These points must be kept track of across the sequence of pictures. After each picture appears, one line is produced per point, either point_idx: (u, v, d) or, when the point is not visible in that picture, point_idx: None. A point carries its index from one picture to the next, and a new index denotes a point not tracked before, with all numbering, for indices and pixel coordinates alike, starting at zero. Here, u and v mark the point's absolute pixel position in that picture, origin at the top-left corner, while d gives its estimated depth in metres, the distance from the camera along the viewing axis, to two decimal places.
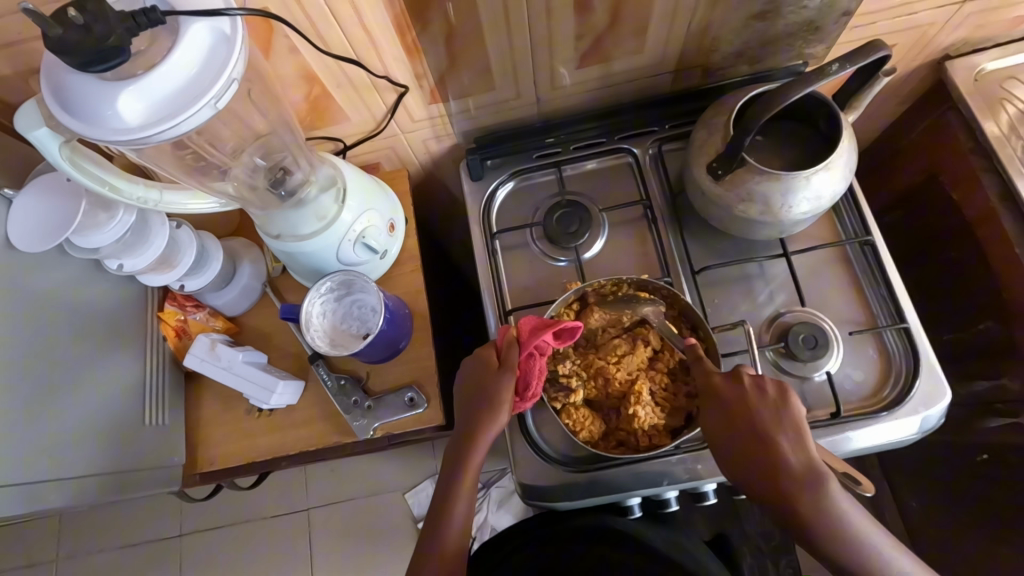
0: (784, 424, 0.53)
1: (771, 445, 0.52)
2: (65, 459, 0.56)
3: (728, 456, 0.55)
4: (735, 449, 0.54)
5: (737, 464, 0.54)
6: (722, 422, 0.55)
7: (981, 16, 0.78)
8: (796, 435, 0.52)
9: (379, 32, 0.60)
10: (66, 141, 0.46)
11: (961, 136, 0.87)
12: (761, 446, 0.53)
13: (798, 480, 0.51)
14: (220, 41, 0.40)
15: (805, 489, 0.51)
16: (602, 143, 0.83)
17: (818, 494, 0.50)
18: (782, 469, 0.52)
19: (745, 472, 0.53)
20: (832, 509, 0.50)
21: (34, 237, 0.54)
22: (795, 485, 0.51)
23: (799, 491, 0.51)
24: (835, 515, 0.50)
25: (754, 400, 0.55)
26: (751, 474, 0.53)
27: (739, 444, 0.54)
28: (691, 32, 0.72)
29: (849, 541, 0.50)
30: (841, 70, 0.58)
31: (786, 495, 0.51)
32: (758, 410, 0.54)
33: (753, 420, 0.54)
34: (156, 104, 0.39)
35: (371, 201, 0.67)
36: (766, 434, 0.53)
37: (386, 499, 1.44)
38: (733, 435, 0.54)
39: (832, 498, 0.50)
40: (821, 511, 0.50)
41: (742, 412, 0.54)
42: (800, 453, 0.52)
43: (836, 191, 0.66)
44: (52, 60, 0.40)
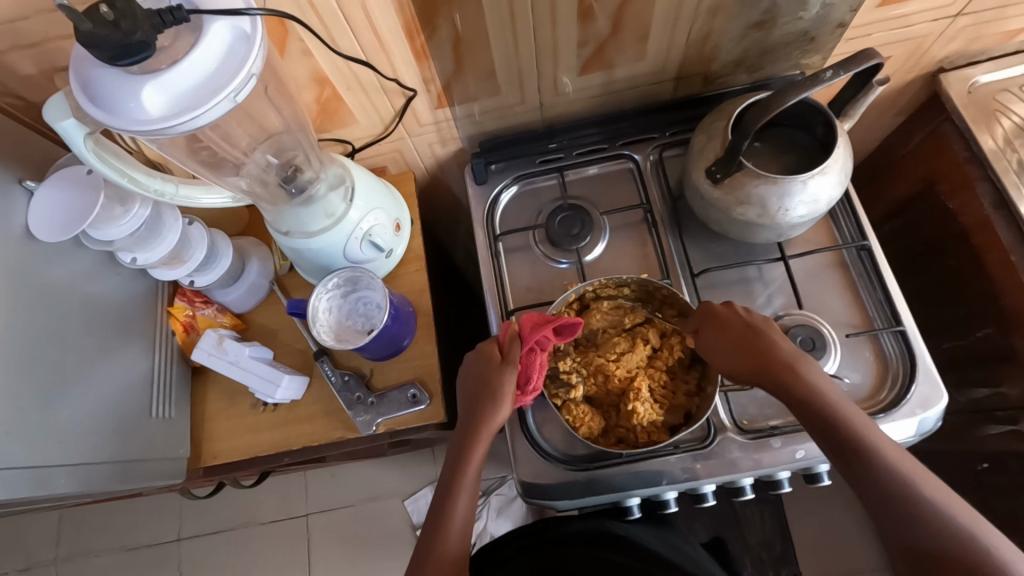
0: (769, 323, 0.64)
1: (762, 333, 0.63)
2: (75, 445, 0.57)
3: (723, 352, 0.63)
4: (732, 338, 0.63)
5: (730, 354, 0.63)
6: (717, 325, 0.65)
7: (974, 29, 0.80)
8: (780, 332, 0.64)
9: (390, 36, 0.63)
10: (90, 133, 0.48)
11: (957, 145, 0.89)
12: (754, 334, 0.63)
13: (787, 357, 0.60)
14: (240, 39, 0.42)
15: (792, 363, 0.60)
16: (604, 148, 0.85)
17: (805, 367, 0.60)
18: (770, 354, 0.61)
19: (742, 358, 0.62)
20: (818, 380, 0.59)
21: (53, 227, 0.55)
22: (784, 361, 0.60)
23: (790, 366, 0.60)
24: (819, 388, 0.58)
25: (744, 308, 0.66)
26: (746, 360, 0.62)
27: (734, 334, 0.63)
28: (691, 42, 0.74)
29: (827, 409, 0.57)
30: (836, 77, 0.59)
31: (779, 368, 0.60)
32: (748, 313, 0.65)
33: (746, 317, 0.64)
34: (179, 96, 0.41)
35: (378, 200, 0.69)
36: (756, 326, 0.63)
37: (385, 505, 1.44)
38: (729, 327, 0.63)
39: (814, 373, 0.59)
40: (810, 381, 0.59)
41: (736, 310, 0.65)
42: (784, 343, 0.62)
43: (832, 195, 0.68)
44: (81, 54, 0.42)
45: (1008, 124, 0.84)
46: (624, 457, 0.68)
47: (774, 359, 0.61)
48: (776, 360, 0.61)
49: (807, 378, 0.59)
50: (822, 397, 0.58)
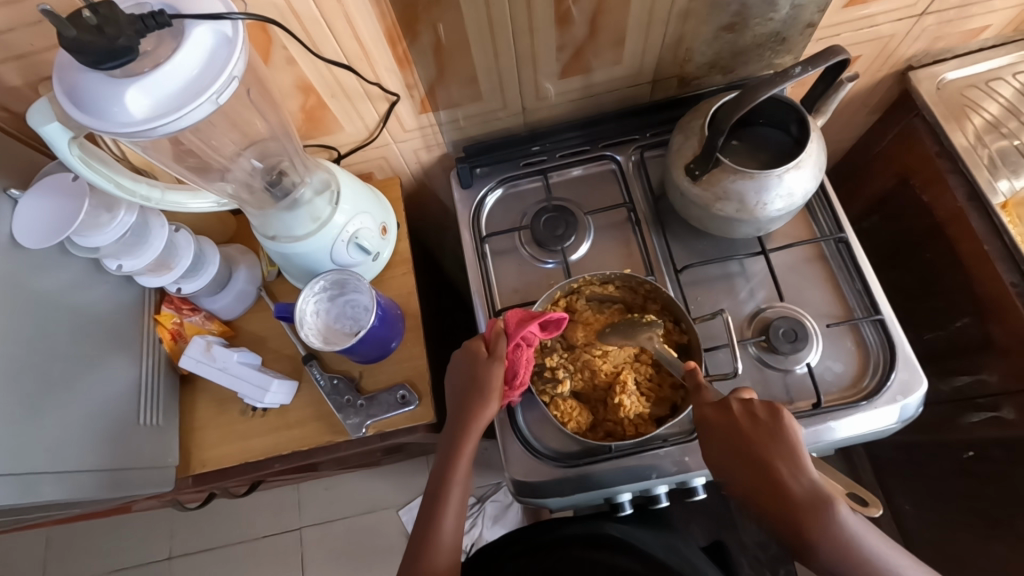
0: (782, 453, 0.53)
1: (777, 477, 0.52)
2: (62, 454, 0.57)
3: (736, 487, 0.55)
4: (742, 479, 0.54)
5: (743, 489, 0.54)
6: (721, 449, 0.55)
7: (939, 28, 0.83)
8: (798, 463, 0.52)
9: (371, 42, 0.64)
10: (74, 137, 0.48)
11: (928, 141, 0.92)
12: (768, 479, 0.52)
13: (810, 513, 0.50)
14: (222, 43, 0.43)
15: (819, 518, 0.50)
16: (587, 150, 0.87)
17: (836, 525, 0.49)
18: (788, 500, 0.51)
19: (756, 502, 0.53)
20: (849, 539, 0.49)
21: (38, 234, 0.55)
22: (809, 519, 0.50)
23: (818, 526, 0.50)
24: (850, 543, 0.49)
25: (749, 427, 0.55)
26: (762, 507, 0.52)
27: (744, 479, 0.53)
28: (667, 45, 0.77)
29: (862, 568, 0.49)
30: (804, 73, 0.61)
31: (804, 531, 0.50)
32: (754, 439, 0.54)
33: (757, 448, 0.54)
34: (162, 99, 0.41)
35: (364, 204, 0.70)
36: (769, 462, 0.53)
37: (380, 516, 1.43)
38: (738, 467, 0.54)
39: (844, 529, 0.49)
40: (840, 544, 0.49)
41: (738, 443, 0.54)
42: (802, 478, 0.52)
43: (807, 189, 0.70)
44: (65, 61, 0.43)
45: (979, 120, 0.87)
46: (614, 453, 0.68)
47: (798, 516, 0.50)
48: (798, 518, 0.50)
49: (838, 541, 0.49)
50: (856, 560, 0.49)
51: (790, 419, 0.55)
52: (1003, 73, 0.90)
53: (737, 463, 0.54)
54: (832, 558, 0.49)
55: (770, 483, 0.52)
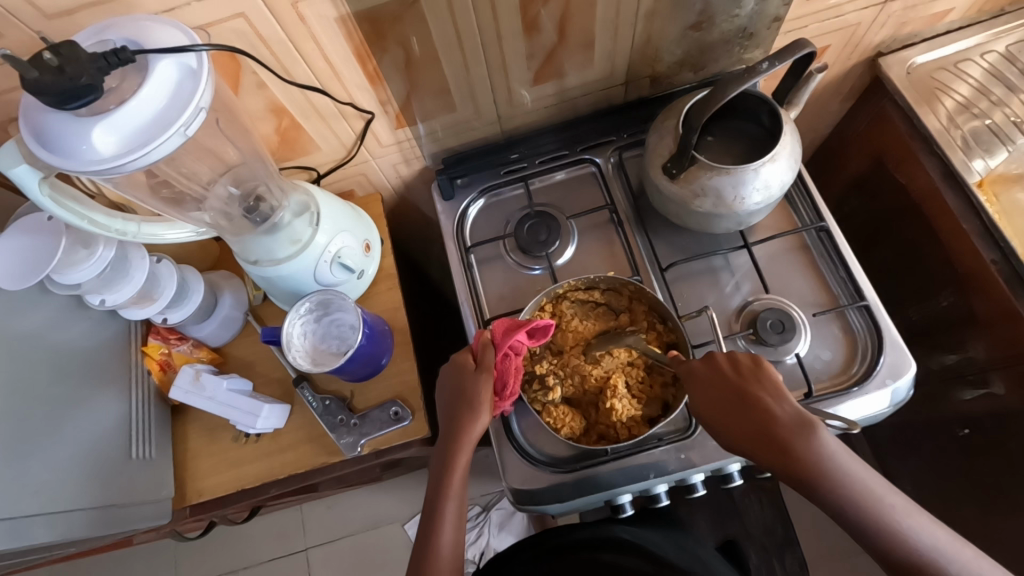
0: (764, 390, 0.57)
1: (760, 408, 0.56)
2: (51, 495, 0.56)
3: (726, 431, 0.57)
4: (732, 420, 0.57)
5: (733, 432, 0.57)
6: (707, 397, 0.58)
7: (903, 14, 0.85)
8: (779, 397, 0.56)
9: (341, 62, 0.64)
10: (44, 177, 0.48)
11: (902, 124, 0.93)
12: (755, 414, 0.56)
13: (795, 436, 0.54)
14: (187, 75, 0.43)
15: (803, 439, 0.53)
16: (565, 155, 0.88)
17: (822, 447, 0.53)
18: (777, 428, 0.55)
19: (752, 440, 0.55)
20: (839, 463, 0.52)
21: (15, 275, 0.55)
22: (796, 442, 0.53)
23: (805, 446, 0.53)
24: (834, 464, 0.52)
25: (732, 371, 0.59)
26: (756, 443, 0.55)
27: (734, 417, 0.57)
28: (636, 47, 0.77)
29: (844, 487, 0.52)
30: (771, 68, 0.62)
31: (794, 454, 0.53)
32: (739, 381, 0.58)
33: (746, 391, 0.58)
34: (128, 134, 0.41)
35: (344, 223, 0.70)
36: (751, 395, 0.57)
37: (385, 531, 1.42)
38: (725, 408, 0.57)
39: (830, 452, 0.53)
40: (829, 469, 0.52)
41: (725, 385, 0.58)
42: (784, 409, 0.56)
43: (784, 180, 0.70)
44: (30, 102, 0.43)
45: (949, 101, 0.88)
46: (610, 455, 0.68)
47: (785, 440, 0.54)
48: (787, 442, 0.54)
49: (830, 467, 0.52)
50: (847, 484, 0.52)
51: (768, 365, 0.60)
52: (971, 53, 0.91)
53: (724, 401, 0.58)
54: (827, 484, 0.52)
55: (755, 414, 0.56)
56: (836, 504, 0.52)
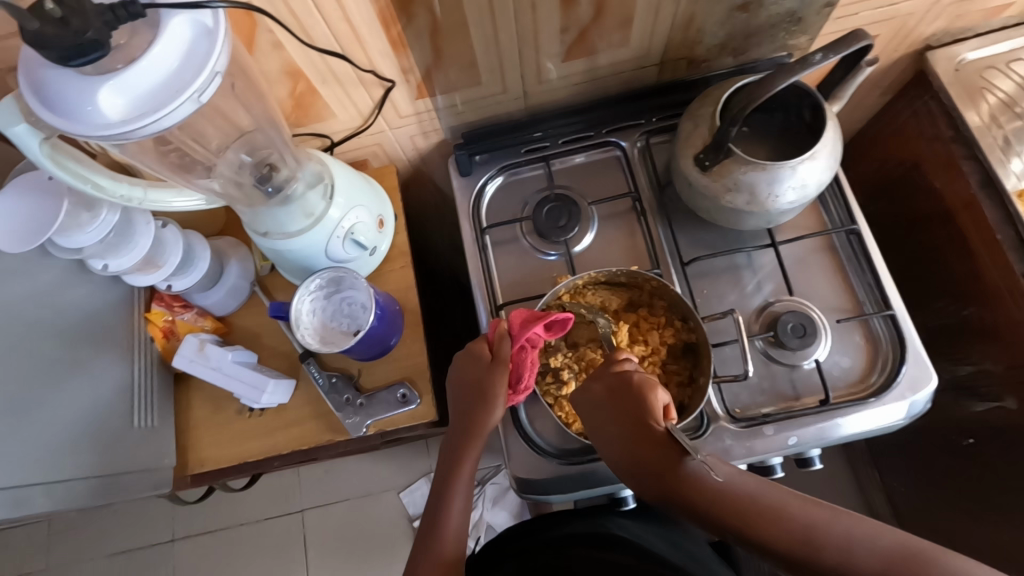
0: (637, 413, 0.56)
1: (641, 443, 0.54)
2: (50, 464, 0.55)
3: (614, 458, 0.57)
4: (614, 446, 0.56)
5: (617, 457, 0.56)
6: (597, 423, 0.58)
7: (960, 7, 0.79)
8: (650, 421, 0.55)
9: (364, 25, 0.60)
10: (47, 138, 0.45)
11: (942, 125, 0.89)
12: (629, 440, 0.55)
13: (670, 472, 0.52)
14: (202, 35, 0.40)
15: (673, 469, 0.52)
16: (590, 136, 0.84)
17: (698, 478, 0.51)
18: (647, 452, 0.54)
19: (629, 467, 0.55)
20: (727, 494, 0.49)
21: (16, 237, 0.52)
22: (664, 469, 0.52)
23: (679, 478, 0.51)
24: (703, 484, 0.50)
25: (611, 395, 0.58)
26: (633, 470, 0.55)
27: (616, 442, 0.56)
28: (676, 26, 0.72)
29: (712, 509, 0.49)
30: (825, 60, 0.57)
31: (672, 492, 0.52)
32: (616, 406, 0.57)
33: (621, 415, 0.57)
34: (138, 98, 0.38)
35: (359, 198, 0.67)
36: (625, 430, 0.56)
37: (380, 498, 1.44)
38: (608, 434, 0.57)
39: (703, 477, 0.51)
40: (714, 500, 0.49)
41: (607, 411, 0.58)
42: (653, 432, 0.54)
43: (821, 179, 0.67)
44: (30, 54, 0.39)
45: (993, 100, 0.84)
46: None
47: (665, 482, 0.52)
48: (660, 477, 0.53)
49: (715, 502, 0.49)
50: (740, 517, 0.48)
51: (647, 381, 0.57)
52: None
53: (610, 440, 0.57)
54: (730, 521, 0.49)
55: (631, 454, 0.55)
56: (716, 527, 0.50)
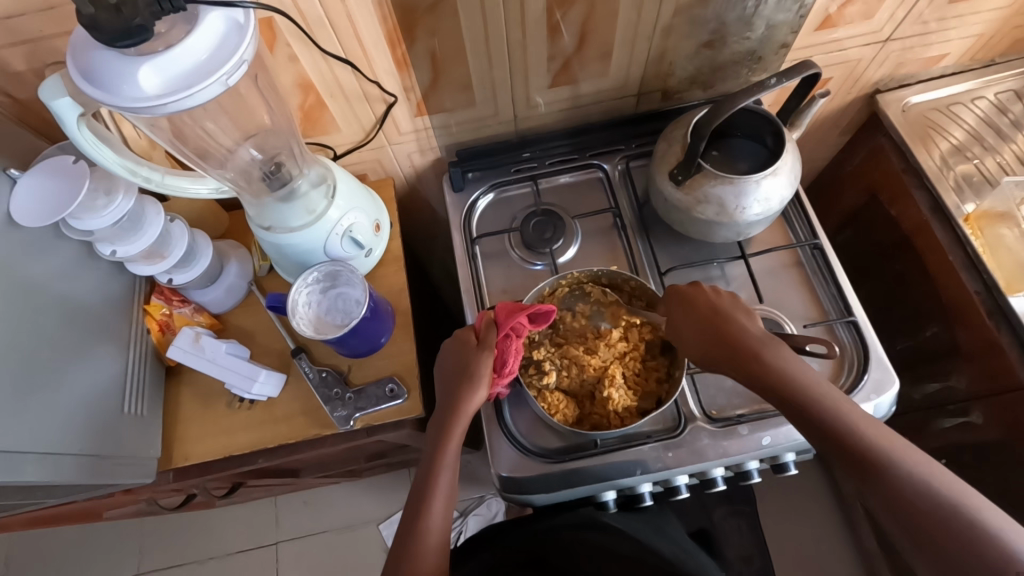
0: (739, 310, 0.63)
1: (733, 326, 0.61)
2: (43, 437, 0.56)
3: (696, 344, 0.63)
4: (699, 328, 0.63)
5: (702, 341, 0.62)
6: (682, 312, 0.65)
7: (901, 55, 0.90)
8: (749, 315, 0.62)
9: (372, 43, 0.67)
10: (83, 115, 0.49)
11: (895, 158, 0.97)
12: (719, 324, 0.62)
13: (769, 347, 0.59)
14: (233, 29, 0.45)
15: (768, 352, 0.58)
16: (575, 159, 0.91)
17: (791, 363, 0.57)
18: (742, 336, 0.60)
19: (712, 346, 0.61)
20: (805, 377, 0.56)
21: (39, 214, 0.56)
22: (758, 351, 0.59)
23: (805, 392, 0.55)
24: (790, 368, 0.57)
25: (712, 294, 0.65)
26: (717, 347, 0.61)
27: (705, 324, 0.63)
28: (651, 59, 0.81)
29: (793, 383, 0.56)
30: (779, 84, 0.65)
31: (789, 397, 0.55)
32: (717, 299, 0.64)
33: (712, 306, 0.64)
34: (172, 77, 0.43)
35: (358, 201, 0.72)
36: (726, 314, 0.62)
37: (360, 530, 1.40)
38: (702, 318, 0.63)
39: (792, 362, 0.58)
40: (795, 381, 0.56)
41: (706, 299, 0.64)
42: (750, 325, 0.61)
43: (783, 196, 0.74)
44: (79, 39, 0.44)
45: (946, 145, 0.93)
46: (600, 449, 0.71)
47: (747, 358, 0.59)
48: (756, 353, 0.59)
49: (835, 418, 0.53)
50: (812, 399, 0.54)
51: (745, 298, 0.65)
52: (963, 98, 0.97)
53: (695, 328, 0.63)
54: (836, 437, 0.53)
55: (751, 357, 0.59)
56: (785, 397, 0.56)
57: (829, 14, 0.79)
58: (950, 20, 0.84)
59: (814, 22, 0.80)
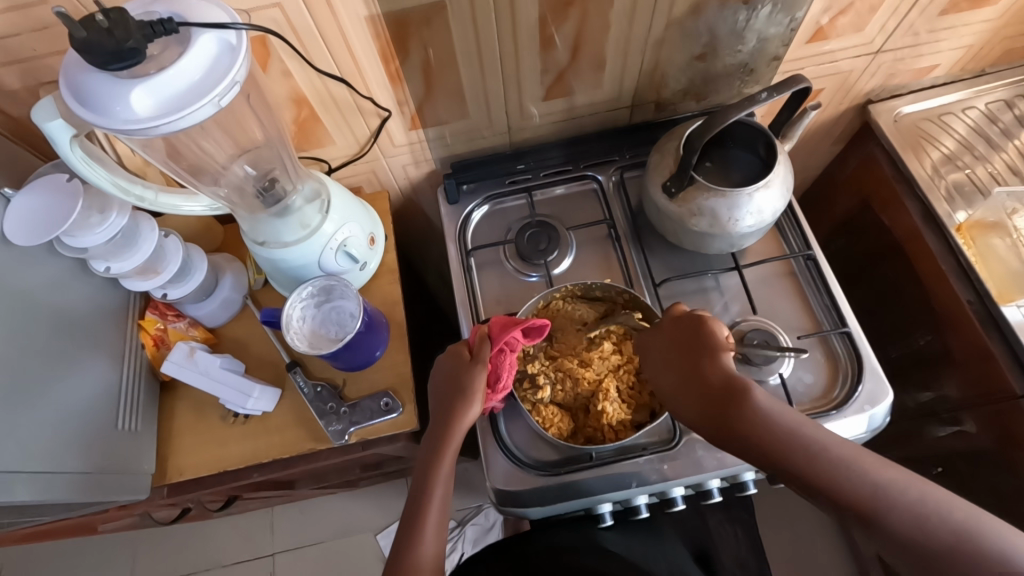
0: (707, 354, 0.60)
1: (701, 379, 0.59)
2: (34, 455, 0.56)
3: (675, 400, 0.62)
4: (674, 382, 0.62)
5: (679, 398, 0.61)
6: (663, 364, 0.64)
7: (892, 65, 0.91)
8: (718, 359, 0.59)
9: (366, 59, 0.67)
10: (76, 136, 0.50)
11: (887, 168, 0.98)
12: (688, 381, 0.60)
13: (735, 401, 0.56)
14: (225, 50, 0.46)
15: (735, 408, 0.56)
16: (569, 170, 0.91)
17: (761, 415, 0.55)
18: (710, 391, 0.58)
19: (687, 404, 0.60)
20: (778, 429, 0.53)
21: (31, 232, 0.56)
22: (728, 406, 0.56)
23: (778, 447, 0.53)
24: (763, 420, 0.54)
25: (682, 338, 0.63)
26: (691, 405, 0.59)
27: (678, 379, 0.61)
28: (643, 72, 0.81)
29: (766, 439, 0.53)
30: (770, 98, 0.66)
31: (769, 458, 0.53)
32: (686, 346, 0.62)
33: (682, 357, 0.62)
34: (164, 98, 0.44)
35: (353, 215, 0.72)
36: (693, 365, 0.60)
37: (356, 540, 1.40)
38: (675, 371, 0.62)
39: (763, 412, 0.55)
40: (768, 435, 0.53)
41: (677, 348, 0.63)
42: (720, 373, 0.59)
43: (775, 208, 0.74)
44: (72, 61, 0.45)
45: (936, 155, 0.94)
46: (596, 461, 0.70)
47: (719, 417, 0.57)
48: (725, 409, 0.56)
49: (822, 466, 0.51)
50: (789, 453, 0.52)
51: (718, 328, 0.62)
52: (955, 108, 0.98)
53: (671, 384, 0.62)
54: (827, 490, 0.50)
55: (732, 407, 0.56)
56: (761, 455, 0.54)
57: (820, 26, 0.80)
58: (939, 31, 0.85)
59: (805, 35, 0.81)
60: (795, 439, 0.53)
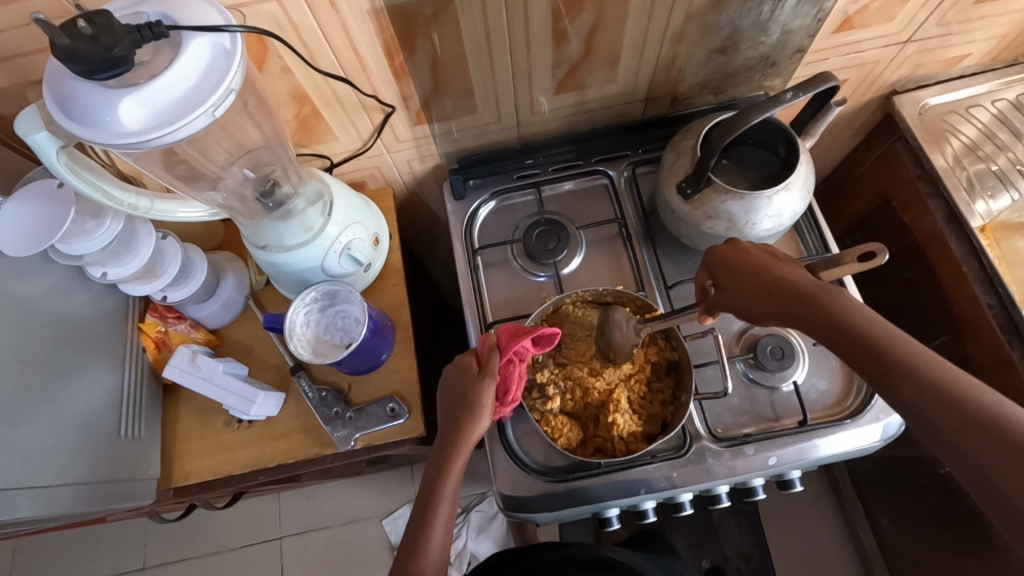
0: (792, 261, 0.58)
1: (790, 276, 0.56)
2: (36, 468, 0.55)
3: (751, 300, 0.57)
4: (756, 280, 0.57)
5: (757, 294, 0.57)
6: (733, 271, 0.60)
7: (920, 56, 0.86)
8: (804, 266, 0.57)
9: (369, 54, 0.64)
10: (63, 146, 0.47)
11: (909, 163, 0.94)
12: (773, 275, 0.57)
13: (829, 293, 0.54)
14: (220, 55, 0.43)
15: (832, 300, 0.53)
16: (579, 165, 0.88)
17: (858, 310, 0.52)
18: (802, 285, 0.55)
19: (770, 297, 0.56)
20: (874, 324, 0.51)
21: (22, 241, 0.54)
22: (824, 298, 0.53)
23: (877, 337, 0.50)
24: (859, 314, 0.52)
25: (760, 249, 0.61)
26: (777, 299, 0.55)
27: (759, 278, 0.57)
28: (660, 65, 0.78)
29: (865, 330, 0.51)
30: (795, 98, 0.62)
31: (868, 347, 0.50)
32: (765, 253, 0.60)
33: (761, 261, 0.59)
34: (155, 110, 0.41)
35: (357, 216, 0.70)
36: (777, 268, 0.57)
37: (363, 525, 1.41)
38: (753, 273, 0.58)
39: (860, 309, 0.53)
40: (867, 326, 0.51)
41: (754, 255, 0.60)
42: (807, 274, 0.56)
43: (796, 210, 0.71)
44: (57, 68, 0.42)
45: (957, 143, 0.90)
46: (605, 468, 0.68)
47: (814, 306, 0.53)
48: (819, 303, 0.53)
49: (924, 365, 0.48)
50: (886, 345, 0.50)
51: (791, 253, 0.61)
52: (982, 100, 0.93)
53: (749, 287, 0.58)
54: (904, 381, 0.48)
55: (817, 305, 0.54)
56: (860, 344, 0.51)
57: (848, 16, 0.75)
58: (973, 21, 0.80)
59: (831, 26, 0.76)
60: (891, 336, 0.50)
